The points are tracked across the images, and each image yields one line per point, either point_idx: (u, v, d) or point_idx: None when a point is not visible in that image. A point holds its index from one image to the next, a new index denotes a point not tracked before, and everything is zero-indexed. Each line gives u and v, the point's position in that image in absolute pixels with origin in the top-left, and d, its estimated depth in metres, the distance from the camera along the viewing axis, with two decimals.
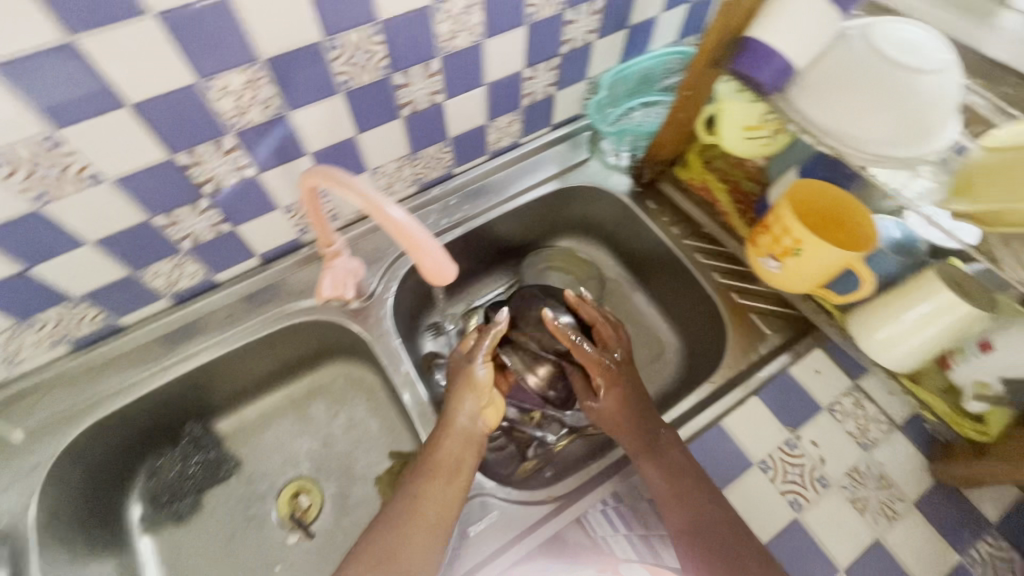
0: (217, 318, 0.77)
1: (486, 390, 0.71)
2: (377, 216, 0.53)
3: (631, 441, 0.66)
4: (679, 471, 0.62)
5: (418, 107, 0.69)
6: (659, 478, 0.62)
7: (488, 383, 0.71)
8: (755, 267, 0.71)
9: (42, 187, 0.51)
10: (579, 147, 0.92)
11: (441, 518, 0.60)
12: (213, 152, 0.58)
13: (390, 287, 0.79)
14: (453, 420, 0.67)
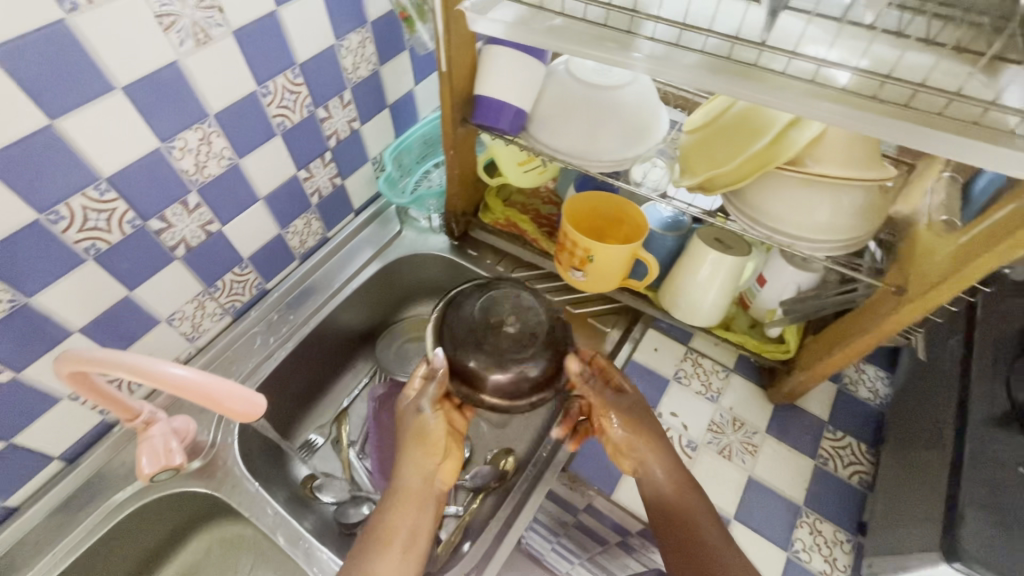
0: (24, 548, 0.64)
1: (439, 443, 0.66)
2: (152, 381, 0.51)
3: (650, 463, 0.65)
4: (690, 499, 0.62)
5: (193, 243, 0.66)
6: (668, 493, 0.63)
7: (439, 434, 0.66)
8: (568, 281, 0.77)
9: None
10: (389, 222, 0.95)
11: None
12: None
13: (232, 430, 0.73)
14: (401, 482, 0.64)
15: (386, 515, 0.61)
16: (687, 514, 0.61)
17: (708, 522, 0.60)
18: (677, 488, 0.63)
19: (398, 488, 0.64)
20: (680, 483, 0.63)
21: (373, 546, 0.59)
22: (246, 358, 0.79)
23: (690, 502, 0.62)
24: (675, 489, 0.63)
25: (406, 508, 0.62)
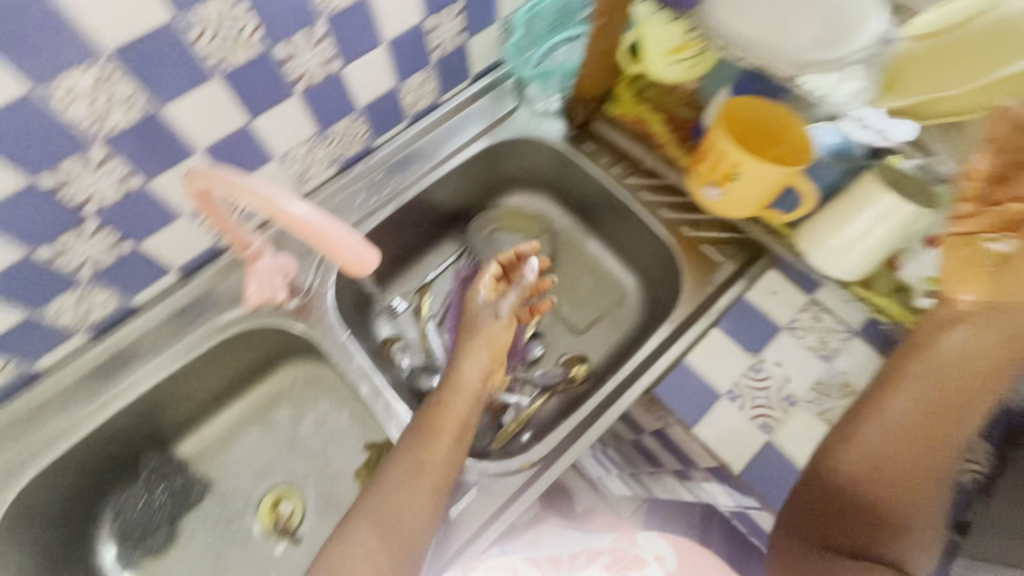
0: (145, 344, 0.71)
1: (495, 348, 0.63)
2: (279, 219, 0.51)
3: (920, 379, 0.53)
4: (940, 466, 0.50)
5: (313, 80, 0.63)
6: (902, 420, 0.52)
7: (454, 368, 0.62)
8: (697, 197, 0.68)
9: None
10: (505, 96, 0.87)
11: (447, 472, 0.59)
12: (82, 167, 0.51)
13: (329, 279, 0.75)
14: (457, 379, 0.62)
15: (429, 416, 0.61)
16: (924, 452, 0.51)
17: (935, 466, 0.51)
18: (942, 420, 0.51)
19: (439, 400, 0.61)
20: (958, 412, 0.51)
21: (421, 447, 0.59)
22: (347, 213, 0.79)
23: (942, 442, 0.51)
24: (946, 422, 0.51)
25: (462, 398, 0.61)
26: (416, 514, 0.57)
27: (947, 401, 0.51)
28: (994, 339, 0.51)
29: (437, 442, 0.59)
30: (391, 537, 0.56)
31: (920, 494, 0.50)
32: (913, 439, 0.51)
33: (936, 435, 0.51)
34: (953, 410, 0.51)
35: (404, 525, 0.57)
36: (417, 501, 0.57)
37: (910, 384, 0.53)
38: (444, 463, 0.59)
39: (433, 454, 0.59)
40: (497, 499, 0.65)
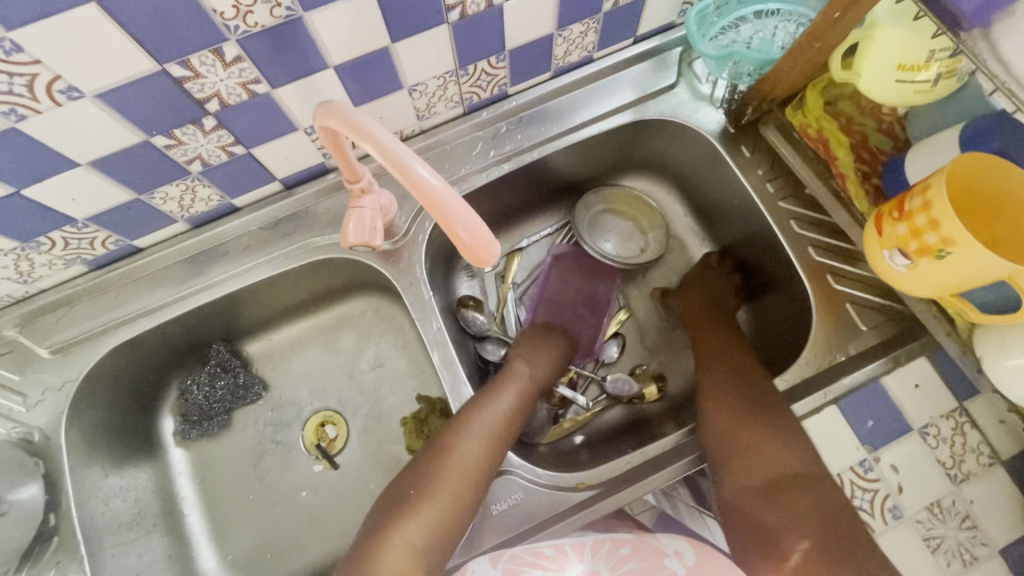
0: (237, 246, 0.70)
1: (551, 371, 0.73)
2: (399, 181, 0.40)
3: (715, 402, 0.64)
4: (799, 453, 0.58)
5: (470, 10, 0.54)
6: (723, 429, 0.61)
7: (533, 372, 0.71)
8: (872, 258, 0.57)
9: (11, 101, 0.42)
10: (666, 68, 0.74)
11: (500, 442, 0.62)
12: (213, 63, 0.47)
13: (425, 228, 0.70)
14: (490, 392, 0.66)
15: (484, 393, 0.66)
16: (751, 427, 0.60)
17: (774, 430, 0.60)
18: (745, 402, 0.62)
19: (508, 373, 0.70)
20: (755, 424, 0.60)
21: (473, 415, 0.63)
22: (460, 161, 0.72)
23: (761, 401, 0.62)
24: (751, 411, 0.61)
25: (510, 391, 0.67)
26: (446, 504, 0.57)
27: (746, 407, 0.62)
28: (738, 409, 0.62)
29: (490, 412, 0.64)
30: (429, 499, 0.57)
31: (801, 454, 0.58)
32: (734, 417, 0.61)
33: (749, 412, 0.61)
34: (754, 404, 0.62)
35: (445, 496, 0.58)
36: (446, 494, 0.58)
37: (716, 392, 0.65)
38: (494, 435, 0.62)
39: (483, 428, 0.62)
40: (540, 511, 0.61)
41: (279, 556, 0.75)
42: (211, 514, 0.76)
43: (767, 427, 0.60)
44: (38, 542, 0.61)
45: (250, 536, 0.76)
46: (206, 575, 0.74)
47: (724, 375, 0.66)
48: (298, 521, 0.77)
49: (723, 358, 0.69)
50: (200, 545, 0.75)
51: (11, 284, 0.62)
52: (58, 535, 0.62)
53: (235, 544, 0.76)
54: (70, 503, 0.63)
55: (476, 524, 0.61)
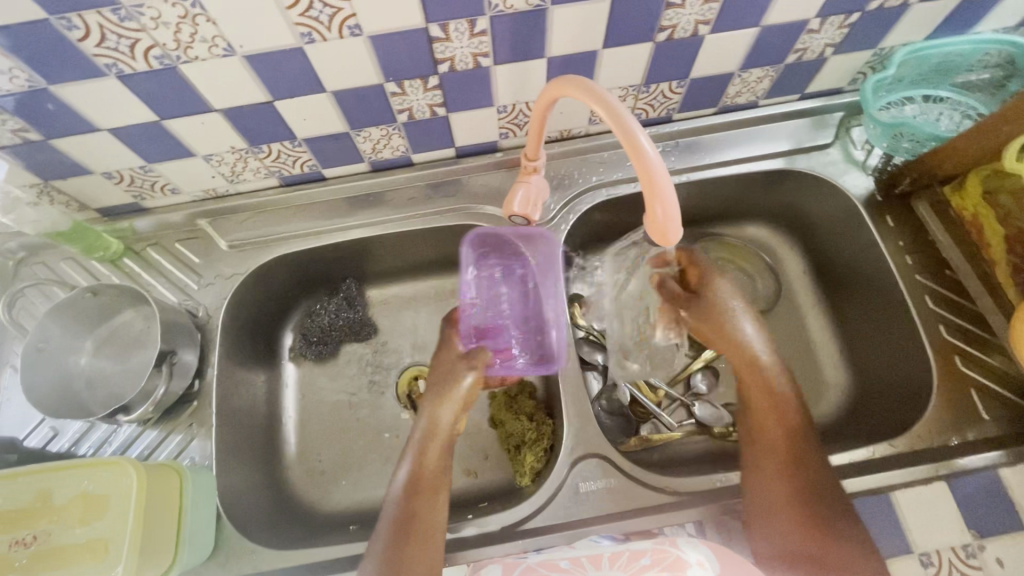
0: (400, 196, 0.79)
1: (453, 394, 0.68)
2: (620, 142, 0.44)
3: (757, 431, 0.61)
4: (812, 499, 0.56)
5: (677, 34, 0.61)
6: (766, 461, 0.59)
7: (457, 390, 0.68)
8: (1017, 339, 0.58)
9: (311, 25, 0.52)
10: (824, 128, 0.78)
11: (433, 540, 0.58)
12: (463, 30, 0.55)
13: (568, 219, 0.77)
14: (429, 429, 0.65)
15: (410, 488, 0.61)
16: (783, 477, 0.58)
17: (797, 470, 0.58)
18: (775, 451, 0.59)
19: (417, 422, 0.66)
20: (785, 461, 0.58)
21: (403, 537, 0.57)
22: (613, 168, 0.78)
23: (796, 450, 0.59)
24: (781, 460, 0.59)
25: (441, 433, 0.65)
26: (432, 540, 0.57)
27: (776, 457, 0.59)
28: (776, 443, 0.60)
29: (422, 502, 0.59)
30: (412, 550, 0.56)
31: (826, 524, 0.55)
32: (774, 460, 0.59)
33: (783, 459, 0.59)
34: (793, 442, 0.59)
35: (428, 536, 0.58)
36: (431, 529, 0.58)
37: (761, 430, 0.61)
38: (433, 535, 0.58)
39: (419, 522, 0.58)
40: (624, 501, 0.64)
41: (354, 485, 0.80)
42: (304, 431, 0.83)
43: (801, 484, 0.57)
44: (180, 402, 0.68)
45: (333, 459, 0.81)
46: (288, 482, 0.79)
47: (770, 417, 0.61)
48: (376, 459, 0.82)
49: (756, 390, 0.63)
50: (289, 455, 0.81)
51: (219, 180, 0.73)
52: (196, 401, 0.69)
53: (318, 462, 0.81)
54: (212, 376, 0.71)
55: (561, 496, 0.65)
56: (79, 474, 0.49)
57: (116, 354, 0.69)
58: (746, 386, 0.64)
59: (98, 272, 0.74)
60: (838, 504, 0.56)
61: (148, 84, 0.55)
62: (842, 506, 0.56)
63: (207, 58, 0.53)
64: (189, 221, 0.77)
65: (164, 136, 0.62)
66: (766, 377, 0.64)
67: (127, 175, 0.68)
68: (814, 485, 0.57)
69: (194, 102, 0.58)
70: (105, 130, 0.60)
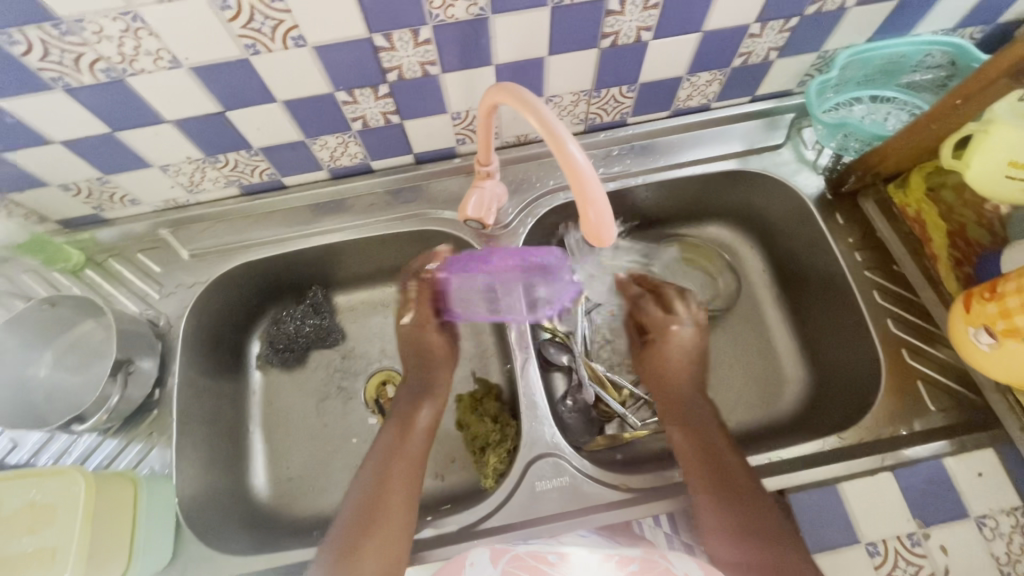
0: (362, 203, 0.80)
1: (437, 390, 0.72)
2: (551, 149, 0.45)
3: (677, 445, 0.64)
4: (740, 499, 0.58)
5: (621, 40, 0.62)
6: (689, 468, 0.62)
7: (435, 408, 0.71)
8: (954, 331, 0.59)
9: (254, 37, 0.53)
10: (776, 129, 0.80)
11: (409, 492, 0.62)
12: (408, 40, 0.56)
13: (526, 224, 0.78)
14: (407, 412, 0.69)
15: (381, 454, 0.64)
16: (709, 480, 0.60)
17: (718, 473, 0.60)
18: (719, 476, 0.60)
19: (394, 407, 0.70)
20: (707, 465, 0.61)
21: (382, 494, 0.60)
22: None
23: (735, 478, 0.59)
24: (724, 486, 0.59)
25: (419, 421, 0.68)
26: (397, 515, 0.60)
27: (698, 463, 0.61)
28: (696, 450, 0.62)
29: (392, 473, 0.62)
30: (376, 525, 0.58)
31: (756, 520, 0.56)
32: (696, 466, 0.61)
33: (704, 465, 0.61)
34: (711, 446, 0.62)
35: (393, 518, 0.59)
36: (395, 505, 0.60)
37: (679, 443, 0.64)
38: (403, 497, 0.61)
39: (392, 493, 0.61)
40: (581, 499, 0.65)
41: (320, 490, 0.80)
42: (271, 437, 0.83)
43: (732, 497, 0.58)
44: (140, 410, 0.69)
45: (299, 465, 0.82)
46: (255, 489, 0.79)
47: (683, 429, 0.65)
48: (343, 465, 0.82)
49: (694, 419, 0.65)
50: (255, 462, 0.81)
51: (179, 191, 0.73)
52: (156, 409, 0.70)
53: (285, 468, 0.82)
54: (173, 385, 0.71)
55: (519, 496, 0.65)
56: (26, 484, 0.49)
57: (76, 365, 0.70)
58: (671, 416, 0.67)
59: (59, 284, 0.74)
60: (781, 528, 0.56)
61: (96, 97, 0.56)
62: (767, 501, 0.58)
63: (154, 70, 0.54)
64: (150, 231, 0.77)
65: (117, 148, 0.63)
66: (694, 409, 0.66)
67: (84, 186, 0.68)
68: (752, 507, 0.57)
69: (144, 113, 0.59)
70: (57, 143, 0.60)
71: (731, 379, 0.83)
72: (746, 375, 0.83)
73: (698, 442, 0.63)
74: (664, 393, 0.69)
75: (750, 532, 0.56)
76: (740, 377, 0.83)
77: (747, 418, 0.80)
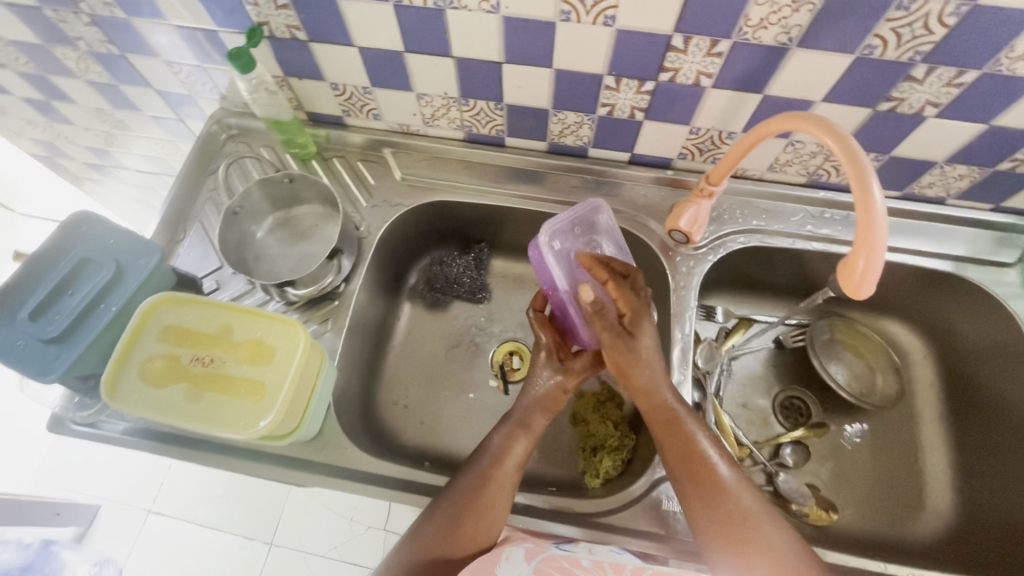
0: (562, 182, 0.83)
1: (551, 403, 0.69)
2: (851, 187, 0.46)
3: (666, 447, 0.62)
4: (739, 506, 0.57)
5: (901, 108, 0.61)
6: (682, 476, 0.60)
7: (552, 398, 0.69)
8: None
9: (574, 6, 0.57)
10: (1007, 247, 0.75)
11: (510, 495, 0.62)
12: (702, 48, 0.59)
13: (716, 253, 0.78)
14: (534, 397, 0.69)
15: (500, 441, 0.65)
16: (705, 492, 0.58)
17: (710, 479, 0.59)
18: (710, 501, 0.58)
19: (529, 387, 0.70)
20: (700, 474, 0.59)
21: (479, 495, 0.60)
22: (774, 219, 0.78)
23: (729, 501, 0.57)
24: (716, 509, 0.57)
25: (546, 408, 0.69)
26: (506, 488, 0.62)
27: (693, 471, 0.60)
28: (687, 455, 0.61)
29: (515, 450, 0.64)
30: (488, 490, 0.61)
31: (751, 526, 0.56)
32: (692, 476, 0.59)
33: (701, 475, 0.59)
34: (696, 450, 0.61)
35: (501, 491, 0.61)
36: (505, 478, 0.62)
37: (667, 445, 0.62)
38: (514, 476, 0.63)
39: (506, 467, 0.63)
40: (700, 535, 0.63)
41: (429, 428, 0.83)
42: (400, 363, 0.88)
43: (726, 505, 0.57)
44: (324, 297, 0.75)
45: (416, 398, 0.86)
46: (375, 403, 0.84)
47: (666, 425, 0.63)
48: (455, 413, 0.85)
49: (682, 431, 0.62)
50: (382, 380, 0.86)
51: (417, 119, 0.80)
52: (336, 301, 0.76)
53: (403, 395, 0.86)
54: (356, 285, 0.77)
55: (638, 508, 0.65)
56: (257, 324, 0.55)
57: (285, 239, 0.77)
58: (652, 412, 0.64)
59: (288, 164, 0.83)
60: (784, 556, 0.54)
61: (413, 18, 0.62)
62: (759, 502, 0.58)
63: (473, 9, 0.59)
64: (374, 145, 0.85)
65: (399, 66, 0.69)
66: (685, 419, 0.62)
67: (349, 90, 0.76)
68: (751, 535, 0.56)
69: (439, 43, 0.65)
70: (355, 48, 0.68)
71: (865, 479, 0.78)
72: (883, 483, 0.78)
73: (686, 443, 0.61)
74: (651, 398, 0.63)
75: (751, 544, 0.55)
76: (875, 481, 0.78)
77: (874, 525, 0.75)
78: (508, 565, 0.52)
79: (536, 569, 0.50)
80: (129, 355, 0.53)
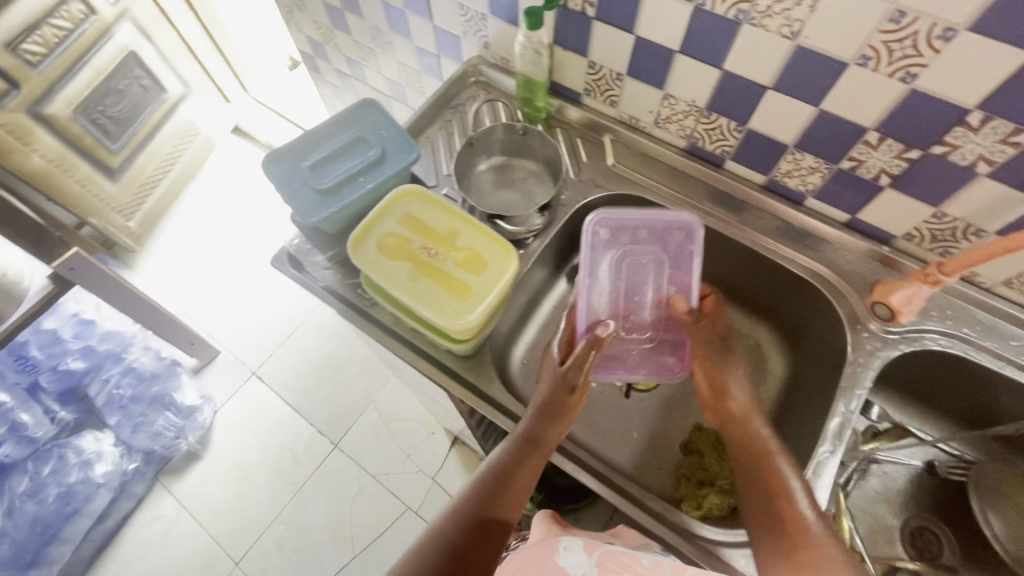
0: (764, 220, 0.82)
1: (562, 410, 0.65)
2: None
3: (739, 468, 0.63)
4: (807, 539, 0.56)
5: None
6: (749, 497, 0.61)
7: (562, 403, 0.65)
8: None
9: (879, 53, 0.57)
10: None
11: (523, 498, 0.64)
12: (1000, 133, 0.56)
13: (908, 346, 0.73)
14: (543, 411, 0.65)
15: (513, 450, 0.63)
16: (774, 517, 0.58)
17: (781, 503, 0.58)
18: (777, 529, 0.57)
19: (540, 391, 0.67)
20: (772, 498, 0.59)
21: (500, 492, 0.62)
22: (987, 335, 0.72)
23: (807, 543, 0.56)
24: (787, 537, 0.57)
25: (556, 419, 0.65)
26: (517, 496, 0.62)
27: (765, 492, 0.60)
28: (760, 476, 0.61)
29: (525, 464, 0.63)
30: (501, 495, 0.61)
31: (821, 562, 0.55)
32: (762, 499, 0.60)
33: (771, 498, 0.59)
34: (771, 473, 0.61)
35: (515, 497, 0.62)
36: (516, 488, 0.62)
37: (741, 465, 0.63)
38: (525, 485, 0.63)
39: (517, 478, 0.62)
40: None
41: None
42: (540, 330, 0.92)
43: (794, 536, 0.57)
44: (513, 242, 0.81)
45: None
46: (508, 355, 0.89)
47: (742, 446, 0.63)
48: None
49: (765, 454, 0.62)
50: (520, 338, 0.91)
51: (650, 117, 0.84)
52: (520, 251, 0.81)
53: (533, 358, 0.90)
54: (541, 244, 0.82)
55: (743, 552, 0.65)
56: (482, 242, 0.62)
57: (497, 182, 0.86)
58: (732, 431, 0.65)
59: None
60: None
61: (705, 24, 0.65)
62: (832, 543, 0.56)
63: (771, 30, 0.61)
64: (597, 128, 0.90)
65: (664, 64, 0.73)
66: (769, 443, 0.63)
67: (603, 72, 0.81)
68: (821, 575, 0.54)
69: (717, 53, 0.68)
70: (634, 36, 0.73)
71: None
72: None
73: (761, 467, 0.61)
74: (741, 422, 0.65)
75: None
76: None
77: None
78: (567, 556, 0.58)
79: (599, 563, 0.56)
80: (375, 225, 0.62)
